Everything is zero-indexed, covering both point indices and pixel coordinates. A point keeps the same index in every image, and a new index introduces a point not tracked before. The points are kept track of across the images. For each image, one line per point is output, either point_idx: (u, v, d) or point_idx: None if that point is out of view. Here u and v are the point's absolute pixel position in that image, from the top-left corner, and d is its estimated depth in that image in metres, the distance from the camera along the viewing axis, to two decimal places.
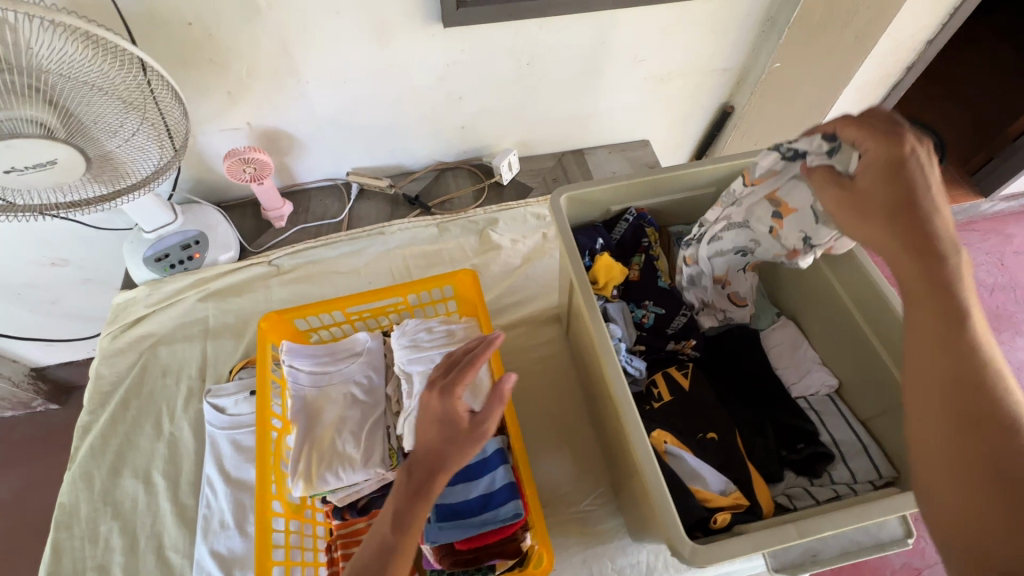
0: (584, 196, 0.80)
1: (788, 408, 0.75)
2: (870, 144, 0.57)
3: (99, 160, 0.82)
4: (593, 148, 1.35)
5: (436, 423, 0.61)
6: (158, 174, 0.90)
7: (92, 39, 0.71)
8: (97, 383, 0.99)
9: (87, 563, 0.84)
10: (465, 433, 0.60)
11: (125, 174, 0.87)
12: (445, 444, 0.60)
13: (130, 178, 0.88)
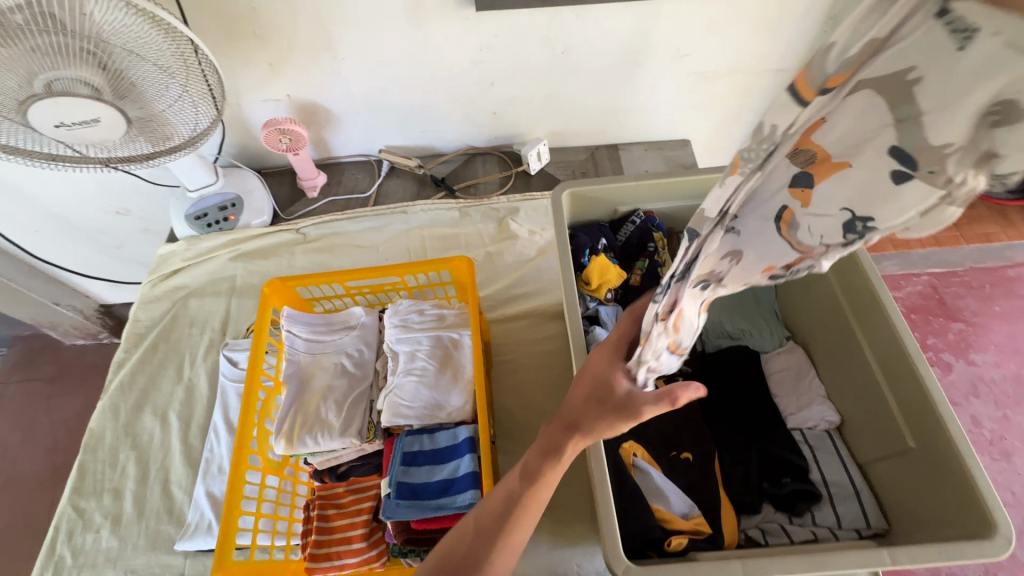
0: (590, 194, 0.78)
1: (779, 440, 0.70)
2: None
3: (148, 117, 0.88)
4: (629, 144, 1.30)
5: (591, 382, 0.57)
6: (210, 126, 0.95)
7: (123, 13, 0.72)
8: (134, 326, 1.09)
9: (104, 484, 0.94)
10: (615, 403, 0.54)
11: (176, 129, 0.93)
12: (593, 410, 0.55)
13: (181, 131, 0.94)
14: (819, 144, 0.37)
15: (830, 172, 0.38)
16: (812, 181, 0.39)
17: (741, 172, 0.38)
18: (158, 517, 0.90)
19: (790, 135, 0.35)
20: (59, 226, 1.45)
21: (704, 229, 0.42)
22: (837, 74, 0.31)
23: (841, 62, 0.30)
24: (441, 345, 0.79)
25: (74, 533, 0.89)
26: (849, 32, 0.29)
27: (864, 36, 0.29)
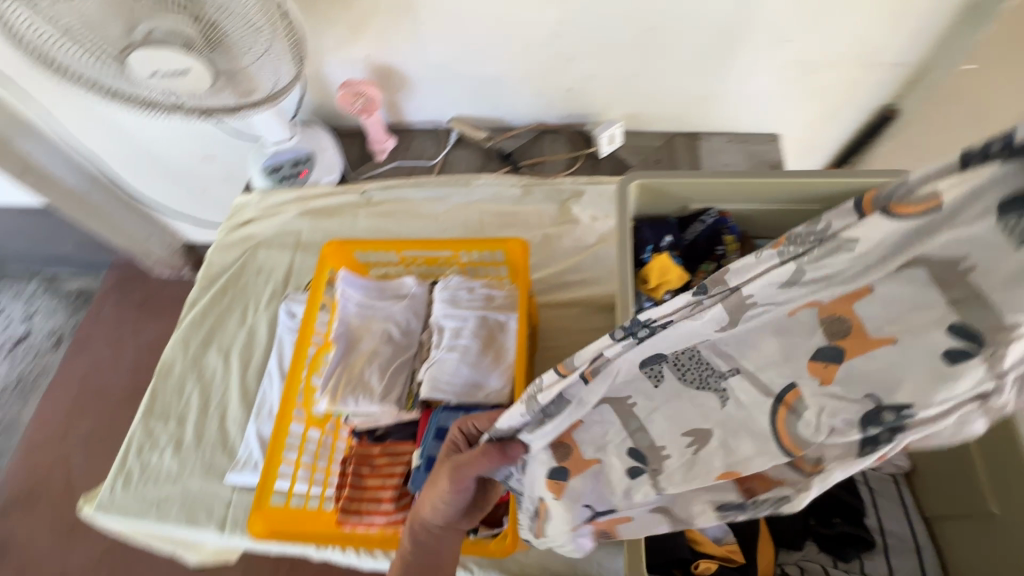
0: (659, 188, 0.73)
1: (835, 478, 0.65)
2: None
3: (238, 69, 0.91)
4: (710, 133, 1.21)
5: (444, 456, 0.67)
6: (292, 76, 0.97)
7: None
8: (208, 268, 1.16)
9: (170, 410, 1.02)
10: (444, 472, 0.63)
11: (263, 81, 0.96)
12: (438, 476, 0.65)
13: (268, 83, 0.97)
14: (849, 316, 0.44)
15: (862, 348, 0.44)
16: (839, 337, 0.44)
17: (782, 251, 0.46)
18: (213, 447, 0.98)
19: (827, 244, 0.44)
20: (154, 166, 1.56)
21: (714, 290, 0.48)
22: (901, 201, 0.40)
23: (903, 191, 0.40)
24: (487, 326, 0.78)
25: (142, 451, 0.99)
26: (921, 175, 0.40)
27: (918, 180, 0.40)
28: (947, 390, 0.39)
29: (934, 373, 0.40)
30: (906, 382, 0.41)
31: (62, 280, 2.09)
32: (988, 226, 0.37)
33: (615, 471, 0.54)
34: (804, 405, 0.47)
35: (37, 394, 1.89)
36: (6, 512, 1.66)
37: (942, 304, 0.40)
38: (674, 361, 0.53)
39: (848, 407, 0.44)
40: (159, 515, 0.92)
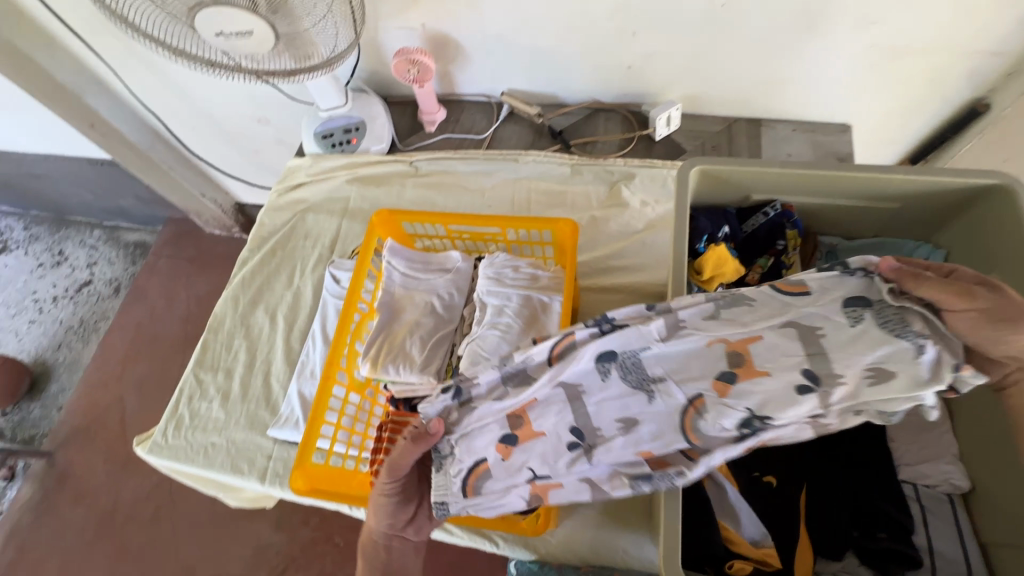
0: (723, 176, 0.70)
1: (886, 494, 0.62)
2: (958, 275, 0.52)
3: (298, 29, 0.91)
4: (774, 120, 1.15)
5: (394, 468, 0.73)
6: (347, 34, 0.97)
7: None
8: (259, 229, 1.20)
9: (219, 363, 1.07)
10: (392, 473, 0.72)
11: (323, 42, 0.95)
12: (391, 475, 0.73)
13: (327, 43, 0.96)
14: (748, 352, 0.54)
15: (749, 375, 0.53)
16: (733, 374, 0.54)
17: (710, 295, 0.58)
18: (257, 402, 1.02)
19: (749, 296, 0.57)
20: (211, 126, 1.61)
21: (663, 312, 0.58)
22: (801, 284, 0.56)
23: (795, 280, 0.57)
24: (530, 305, 0.78)
25: (192, 399, 1.04)
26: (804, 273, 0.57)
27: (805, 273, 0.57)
28: (797, 408, 0.51)
29: (793, 398, 0.51)
30: (776, 398, 0.51)
31: (123, 231, 2.21)
32: (839, 310, 0.53)
33: (559, 443, 0.63)
34: (711, 409, 0.54)
35: (97, 337, 2.02)
36: (67, 443, 1.80)
37: (803, 352, 0.52)
38: (625, 364, 0.59)
39: (734, 412, 0.53)
40: (206, 460, 0.98)
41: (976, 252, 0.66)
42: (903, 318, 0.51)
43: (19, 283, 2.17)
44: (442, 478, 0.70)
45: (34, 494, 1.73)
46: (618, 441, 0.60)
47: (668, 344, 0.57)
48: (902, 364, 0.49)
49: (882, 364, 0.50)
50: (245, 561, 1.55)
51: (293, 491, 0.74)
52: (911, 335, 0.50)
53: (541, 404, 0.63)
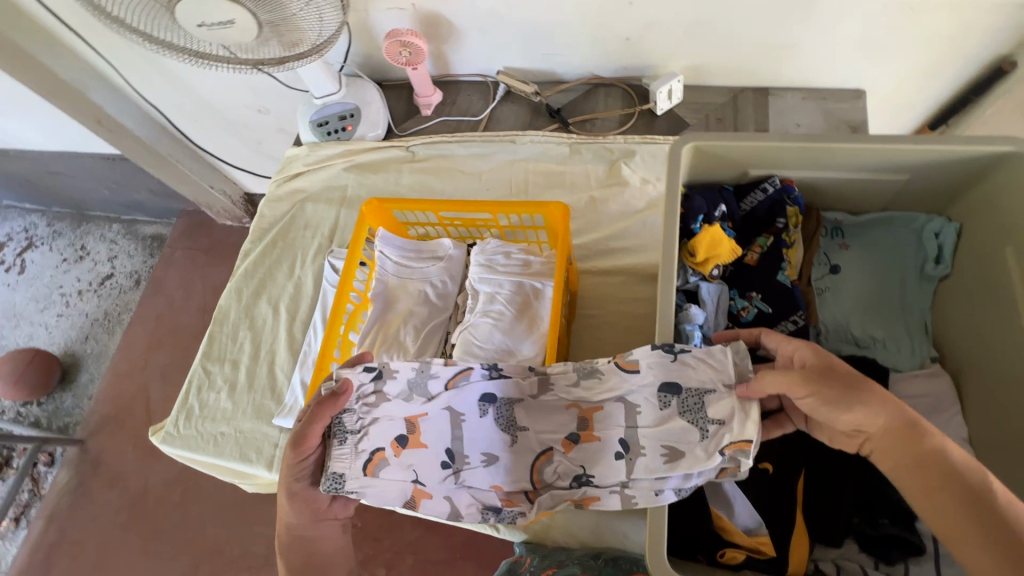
0: (717, 152, 0.66)
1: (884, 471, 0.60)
2: (799, 352, 0.51)
3: (284, 14, 0.88)
4: (783, 88, 1.09)
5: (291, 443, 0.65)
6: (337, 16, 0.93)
7: None
8: (260, 221, 1.20)
9: (226, 354, 1.09)
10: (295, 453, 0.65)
11: (311, 26, 0.93)
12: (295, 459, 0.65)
13: (315, 27, 0.94)
14: (591, 418, 0.61)
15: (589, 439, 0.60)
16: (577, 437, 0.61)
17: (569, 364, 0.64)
18: (263, 392, 1.04)
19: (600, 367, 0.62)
20: (213, 117, 1.61)
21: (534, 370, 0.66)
22: (630, 361, 0.58)
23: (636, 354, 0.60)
24: (521, 293, 0.76)
25: (201, 390, 1.06)
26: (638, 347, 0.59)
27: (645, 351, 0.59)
28: (614, 472, 0.58)
29: (608, 462, 0.59)
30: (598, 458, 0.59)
31: (140, 224, 2.25)
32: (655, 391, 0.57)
33: (435, 460, 0.66)
34: (557, 461, 0.62)
35: (121, 329, 2.08)
36: (98, 431, 1.87)
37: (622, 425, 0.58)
38: (498, 407, 0.66)
39: (571, 467, 0.61)
40: (216, 449, 1.01)
41: (993, 222, 0.61)
42: (701, 405, 0.54)
43: (46, 278, 2.23)
44: (347, 452, 0.65)
45: (70, 480, 1.81)
46: (481, 469, 0.65)
47: (537, 400, 0.65)
48: (691, 444, 0.54)
49: (676, 444, 0.55)
50: (268, 541, 1.61)
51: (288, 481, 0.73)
52: (703, 423, 0.54)
53: (429, 421, 0.66)
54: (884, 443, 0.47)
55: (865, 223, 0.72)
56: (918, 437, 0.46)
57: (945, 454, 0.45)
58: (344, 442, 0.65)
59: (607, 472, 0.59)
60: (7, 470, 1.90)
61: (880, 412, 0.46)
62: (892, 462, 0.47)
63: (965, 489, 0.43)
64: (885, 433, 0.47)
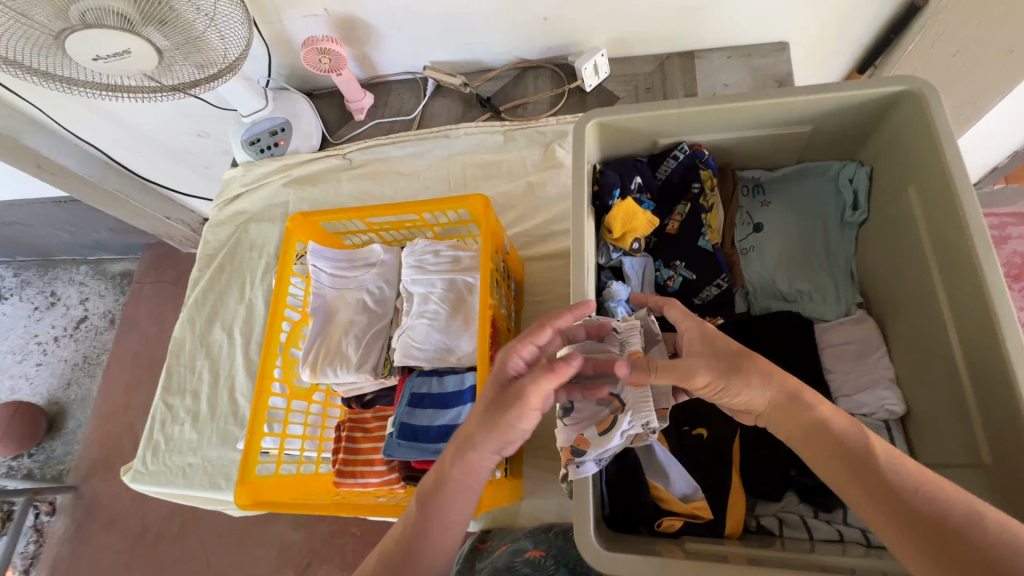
0: (621, 126, 0.66)
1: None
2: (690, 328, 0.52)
3: (185, 34, 0.86)
4: (708, 50, 1.09)
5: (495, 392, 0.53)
6: (243, 23, 0.91)
7: None
8: (205, 248, 1.19)
9: (186, 386, 1.08)
10: (498, 401, 0.52)
11: (217, 40, 0.91)
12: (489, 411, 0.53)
13: (223, 41, 0.91)
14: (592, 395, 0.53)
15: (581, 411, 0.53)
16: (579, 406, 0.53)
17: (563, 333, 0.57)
18: (226, 418, 1.04)
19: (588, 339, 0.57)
20: (154, 147, 1.58)
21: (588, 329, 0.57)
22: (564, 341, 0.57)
23: None
24: (455, 290, 0.76)
25: (165, 424, 1.06)
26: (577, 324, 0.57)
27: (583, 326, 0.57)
28: (566, 437, 0.52)
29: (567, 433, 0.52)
30: (576, 431, 0.52)
31: (106, 263, 2.23)
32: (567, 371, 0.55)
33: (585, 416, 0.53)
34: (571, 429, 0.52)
35: (102, 370, 2.07)
36: (89, 475, 1.87)
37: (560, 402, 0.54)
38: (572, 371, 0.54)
39: (573, 433, 0.52)
40: (185, 481, 1.00)
41: (893, 168, 0.62)
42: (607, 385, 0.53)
43: (20, 329, 2.21)
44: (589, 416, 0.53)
45: (68, 526, 1.81)
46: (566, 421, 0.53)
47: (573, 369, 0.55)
48: (587, 422, 0.52)
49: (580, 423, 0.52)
50: (271, 561, 1.62)
51: (238, 507, 0.72)
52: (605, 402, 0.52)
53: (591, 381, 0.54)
54: (773, 417, 0.48)
55: (781, 178, 0.73)
56: (798, 408, 0.46)
57: (826, 423, 0.45)
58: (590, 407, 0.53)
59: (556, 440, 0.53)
60: (6, 526, 1.88)
61: (763, 392, 0.47)
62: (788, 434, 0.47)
63: (851, 456, 0.43)
64: (771, 407, 0.48)
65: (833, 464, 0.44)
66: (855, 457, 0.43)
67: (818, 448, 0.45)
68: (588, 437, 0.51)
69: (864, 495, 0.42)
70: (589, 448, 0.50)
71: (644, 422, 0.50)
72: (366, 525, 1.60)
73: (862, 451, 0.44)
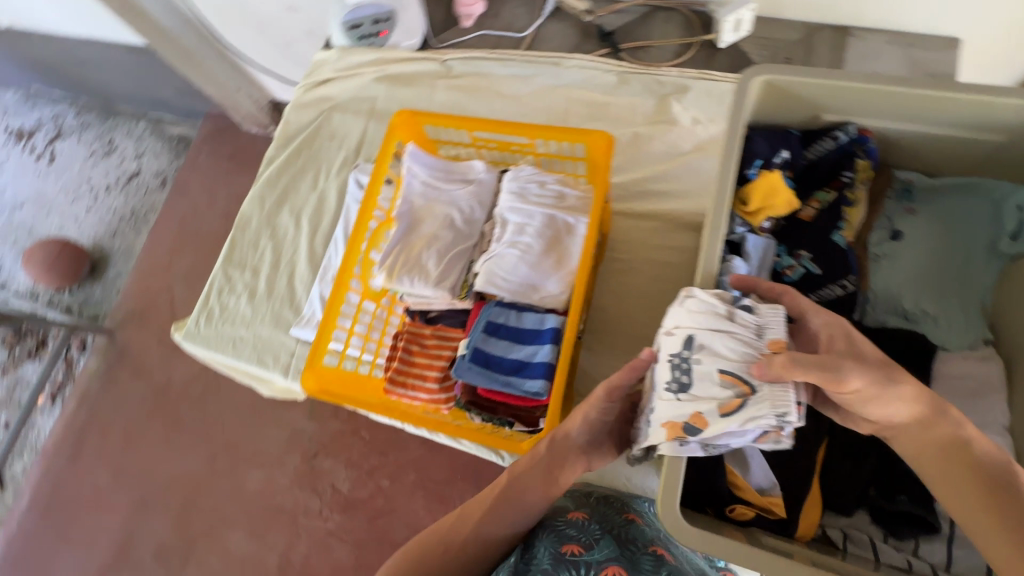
0: (791, 90, 0.59)
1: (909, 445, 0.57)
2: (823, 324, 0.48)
3: None
4: (866, 29, 0.97)
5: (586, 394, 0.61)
6: None
7: None
8: (285, 127, 1.15)
9: (247, 260, 1.08)
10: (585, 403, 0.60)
11: None
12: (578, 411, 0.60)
13: None
14: (718, 372, 0.47)
15: (702, 387, 0.47)
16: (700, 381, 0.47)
17: (684, 297, 0.51)
18: (282, 301, 1.04)
19: (721, 310, 0.49)
20: (240, 12, 1.51)
21: (720, 300, 0.50)
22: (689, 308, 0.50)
23: None
24: (552, 227, 0.72)
25: (222, 293, 1.07)
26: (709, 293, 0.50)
27: (714, 296, 0.50)
28: (679, 413, 0.48)
29: (681, 408, 0.48)
30: (693, 407, 0.47)
31: (166, 123, 2.21)
32: (686, 340, 0.49)
33: (704, 394, 0.47)
34: (686, 404, 0.47)
35: (148, 227, 2.09)
36: (125, 323, 1.94)
37: (673, 369, 0.49)
38: (694, 345, 0.48)
39: (689, 408, 0.47)
40: (235, 352, 1.02)
41: None
42: (735, 368, 0.46)
43: (74, 170, 2.23)
44: (708, 394, 0.47)
45: (100, 365, 1.90)
46: (680, 394, 0.48)
47: (695, 339, 0.49)
48: (707, 399, 0.47)
49: (699, 400, 0.47)
50: (280, 444, 1.69)
51: (303, 390, 0.76)
52: (731, 386, 0.46)
53: (716, 358, 0.47)
54: (908, 431, 0.47)
55: (940, 188, 0.66)
56: (940, 421, 0.46)
57: (969, 445, 0.45)
58: (709, 386, 0.47)
59: (661, 413, 0.49)
60: (42, 352, 1.97)
61: (910, 405, 0.46)
62: (914, 448, 0.48)
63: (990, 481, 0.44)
64: (913, 422, 0.47)
65: (966, 485, 0.45)
66: (991, 483, 0.44)
67: (952, 465, 0.45)
68: (706, 416, 0.46)
69: (991, 518, 0.43)
70: (705, 428, 0.46)
71: (778, 414, 0.45)
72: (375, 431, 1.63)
73: (1002, 480, 0.44)
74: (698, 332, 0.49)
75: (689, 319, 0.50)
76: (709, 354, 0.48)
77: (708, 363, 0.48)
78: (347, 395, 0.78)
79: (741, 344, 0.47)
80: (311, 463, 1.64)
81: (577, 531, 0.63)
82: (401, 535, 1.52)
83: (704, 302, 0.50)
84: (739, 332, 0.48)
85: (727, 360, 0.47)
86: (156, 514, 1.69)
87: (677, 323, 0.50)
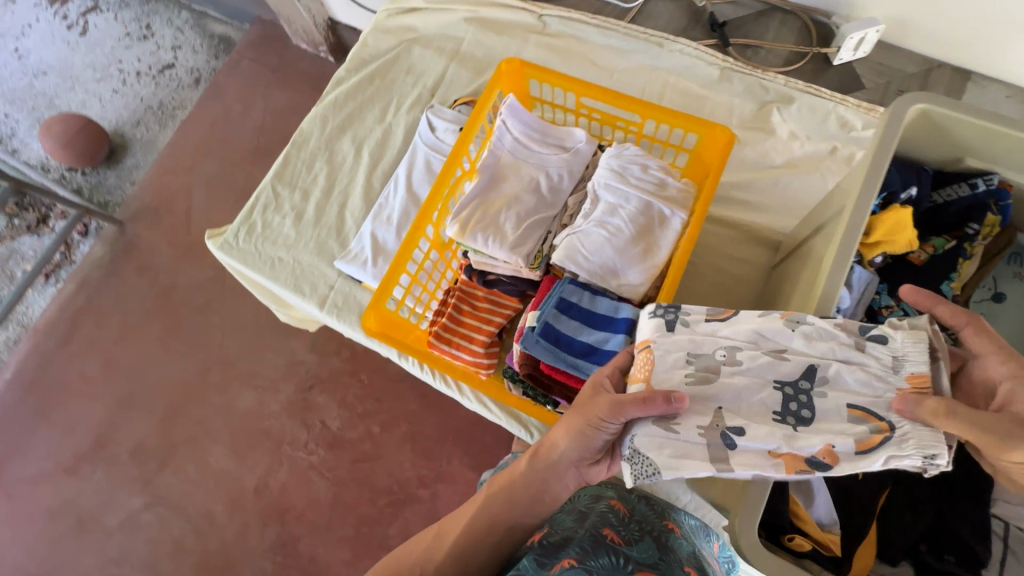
0: (944, 125, 0.55)
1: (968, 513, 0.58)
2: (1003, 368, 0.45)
3: None
4: (989, 78, 0.93)
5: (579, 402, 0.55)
6: None
7: None
8: (361, 49, 1.09)
9: (298, 181, 1.03)
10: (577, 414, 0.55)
11: None
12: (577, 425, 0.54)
13: None
14: (849, 410, 0.46)
15: (831, 420, 0.46)
16: (828, 415, 0.46)
17: (790, 320, 0.50)
18: (328, 230, 1.00)
19: (846, 340, 0.48)
20: None
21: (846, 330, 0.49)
22: (808, 333, 0.49)
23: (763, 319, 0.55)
24: (647, 215, 0.69)
25: (267, 210, 1.01)
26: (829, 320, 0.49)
27: (837, 324, 0.49)
28: (806, 446, 0.45)
29: (806, 439, 0.45)
30: (823, 440, 0.45)
31: (209, 20, 2.01)
32: (806, 370, 0.47)
33: (833, 431, 0.45)
34: (814, 437, 0.45)
35: (174, 124, 1.90)
36: (139, 217, 1.76)
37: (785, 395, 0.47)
38: (814, 377, 0.47)
39: (816, 441, 0.45)
40: (271, 273, 0.97)
41: None
42: (866, 405, 0.45)
43: (106, 47, 2.03)
44: (838, 430, 0.45)
45: (104, 254, 1.72)
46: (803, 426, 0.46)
47: (818, 367, 0.47)
48: (840, 435, 0.45)
49: (831, 435, 0.45)
50: (277, 369, 1.50)
51: (364, 328, 0.74)
52: (865, 425, 0.45)
53: (841, 393, 0.46)
54: None
55: None
56: None
57: None
58: (840, 423, 0.45)
59: (774, 443, 0.45)
60: (42, 228, 1.80)
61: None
62: None
63: None
64: None
65: None
66: None
67: None
68: (837, 451, 0.44)
69: None
70: (838, 465, 0.44)
71: (924, 455, 0.42)
72: (374, 374, 1.46)
73: None
74: (824, 362, 0.47)
75: (812, 346, 0.48)
76: (832, 388, 0.47)
77: (835, 398, 0.46)
78: (404, 344, 0.76)
79: (870, 378, 0.46)
80: (304, 396, 1.47)
81: (618, 520, 0.65)
82: (382, 485, 1.37)
83: (826, 330, 0.49)
84: (869, 366, 0.47)
85: (858, 396, 0.46)
86: (139, 412, 1.53)
87: (793, 346, 0.49)
